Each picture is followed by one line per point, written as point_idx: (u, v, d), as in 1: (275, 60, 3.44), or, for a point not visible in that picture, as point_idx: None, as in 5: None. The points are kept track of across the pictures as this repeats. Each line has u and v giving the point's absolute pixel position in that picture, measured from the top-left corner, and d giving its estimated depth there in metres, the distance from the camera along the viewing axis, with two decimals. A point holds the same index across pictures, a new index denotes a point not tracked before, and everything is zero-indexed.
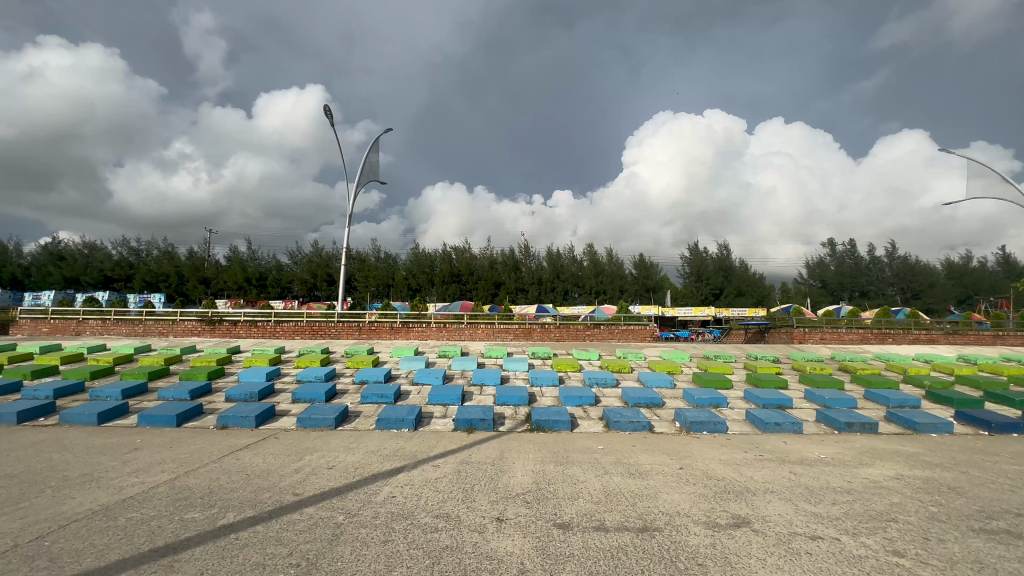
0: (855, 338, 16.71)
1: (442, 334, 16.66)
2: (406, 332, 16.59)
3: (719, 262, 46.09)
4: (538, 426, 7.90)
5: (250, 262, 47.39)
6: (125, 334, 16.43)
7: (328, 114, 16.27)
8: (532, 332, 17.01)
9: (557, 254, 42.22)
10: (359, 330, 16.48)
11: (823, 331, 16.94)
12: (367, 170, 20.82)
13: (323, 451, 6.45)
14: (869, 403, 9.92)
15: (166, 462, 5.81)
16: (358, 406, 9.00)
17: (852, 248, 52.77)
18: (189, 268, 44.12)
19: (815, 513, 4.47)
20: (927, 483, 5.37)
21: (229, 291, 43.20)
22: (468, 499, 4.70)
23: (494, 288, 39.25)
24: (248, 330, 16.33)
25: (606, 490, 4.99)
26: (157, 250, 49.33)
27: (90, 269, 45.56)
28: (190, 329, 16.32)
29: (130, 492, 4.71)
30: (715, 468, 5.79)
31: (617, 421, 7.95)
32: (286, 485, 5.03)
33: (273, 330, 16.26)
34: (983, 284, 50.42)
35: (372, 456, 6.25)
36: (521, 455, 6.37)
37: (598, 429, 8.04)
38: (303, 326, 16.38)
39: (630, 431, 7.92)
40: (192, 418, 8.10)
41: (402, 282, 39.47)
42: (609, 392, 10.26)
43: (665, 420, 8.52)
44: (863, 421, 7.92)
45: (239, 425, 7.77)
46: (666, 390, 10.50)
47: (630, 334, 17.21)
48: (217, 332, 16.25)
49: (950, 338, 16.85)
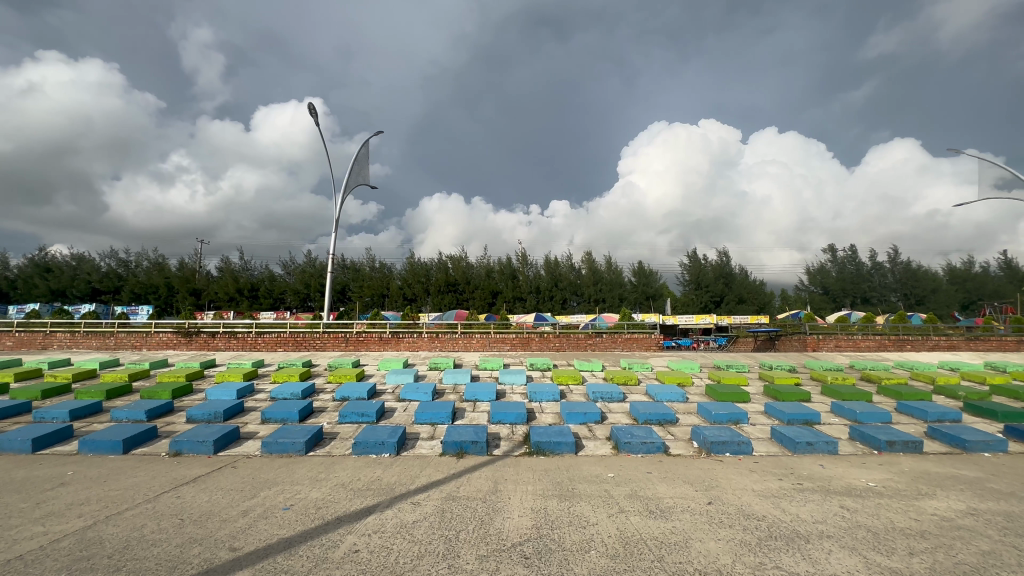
0: (872, 345, 15.79)
1: (434, 345, 15.73)
2: (396, 342, 15.61)
3: (719, 269, 45.19)
4: (538, 449, 6.93)
5: (242, 272, 46.42)
6: (95, 348, 15.38)
7: (313, 111, 15.45)
8: (530, 341, 16.07)
9: (555, 262, 41.35)
10: (346, 341, 15.52)
11: (837, 338, 16.03)
12: (356, 173, 19.96)
13: (284, 485, 5.44)
14: (903, 416, 8.98)
15: (88, 503, 4.79)
16: (335, 426, 8.00)
17: (852, 254, 52.19)
18: (178, 279, 43.13)
19: (891, 569, 3.51)
20: (1012, 522, 4.43)
21: (219, 303, 42.17)
22: (451, 554, 3.72)
23: (492, 297, 38.45)
24: (227, 342, 15.32)
25: (623, 537, 4.00)
26: (147, 262, 48.35)
27: (76, 281, 44.49)
28: (165, 341, 15.30)
29: (20, 550, 3.71)
30: (752, 505, 4.82)
31: (628, 443, 6.97)
32: (225, 536, 4.02)
33: (255, 342, 15.26)
34: (987, 288, 49.94)
35: (341, 491, 5.24)
36: (518, 487, 5.38)
37: (605, 451, 7.06)
38: (286, 337, 15.38)
39: (643, 453, 6.94)
40: (142, 444, 7.08)
41: (397, 292, 38.55)
42: (615, 407, 9.28)
43: (681, 439, 7.55)
44: (906, 439, 6.97)
45: (195, 452, 6.76)
46: (678, 404, 9.54)
47: (634, 342, 16.27)
48: (194, 345, 15.23)
49: (971, 344, 16.01)
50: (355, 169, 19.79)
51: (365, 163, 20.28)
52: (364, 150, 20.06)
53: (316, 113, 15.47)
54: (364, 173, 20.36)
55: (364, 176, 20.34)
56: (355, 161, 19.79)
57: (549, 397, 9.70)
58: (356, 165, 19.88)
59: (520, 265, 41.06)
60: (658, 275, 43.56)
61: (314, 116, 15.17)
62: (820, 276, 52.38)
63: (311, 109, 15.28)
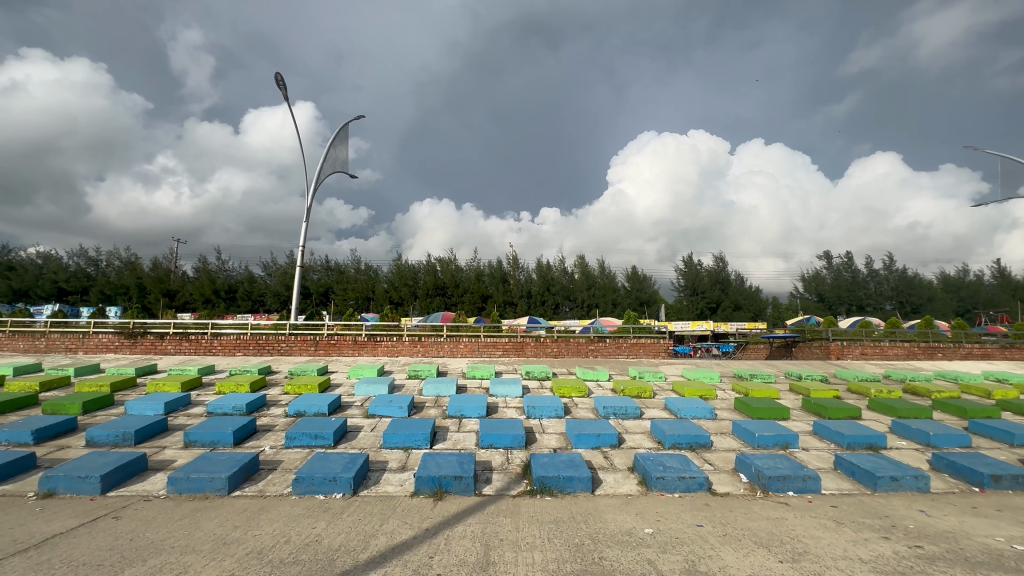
0: (901, 354, 14.31)
1: (416, 350, 13.94)
2: (372, 347, 13.80)
3: (715, 275, 43.83)
4: (542, 487, 5.21)
5: (220, 272, 44.09)
6: (22, 351, 13.35)
7: (281, 83, 13.61)
8: (525, 347, 14.32)
9: (547, 265, 39.71)
10: (315, 344, 13.67)
11: (864, 345, 14.53)
12: (332, 160, 18.10)
13: (169, 555, 3.64)
14: (979, 439, 7.41)
15: None
16: (279, 453, 6.21)
17: (848, 261, 51.38)
18: (152, 279, 40.72)
19: None
20: None
21: (194, 305, 39.83)
22: None
23: (481, 301, 36.71)
24: (177, 345, 13.36)
25: None
26: (119, 262, 45.89)
27: (42, 281, 41.88)
28: (105, 344, 13.31)
29: None
30: None
31: (662, 479, 5.28)
32: None
33: (210, 346, 13.33)
34: (981, 297, 49.37)
35: (252, 567, 3.47)
36: (520, 558, 3.64)
37: (631, 489, 5.37)
38: (247, 340, 13.47)
39: (680, 493, 5.26)
40: (6, 479, 5.20)
41: (382, 294, 36.74)
42: (632, 426, 7.60)
43: (724, 471, 5.88)
44: (1017, 473, 5.38)
45: (74, 492, 4.92)
46: (707, 422, 7.88)
47: (641, 348, 14.65)
48: (138, 348, 13.27)
49: (1007, 353, 14.59)
50: (330, 155, 17.91)
51: (342, 150, 18.45)
52: (342, 135, 18.22)
53: (285, 85, 13.56)
54: (341, 160, 18.50)
55: (340, 164, 18.47)
56: (332, 147, 17.92)
57: (551, 414, 8.01)
58: (333, 152, 18.02)
59: (511, 268, 39.43)
60: (653, 279, 42.45)
61: (282, 89, 13.29)
62: (815, 283, 51.54)
63: (278, 81, 13.38)
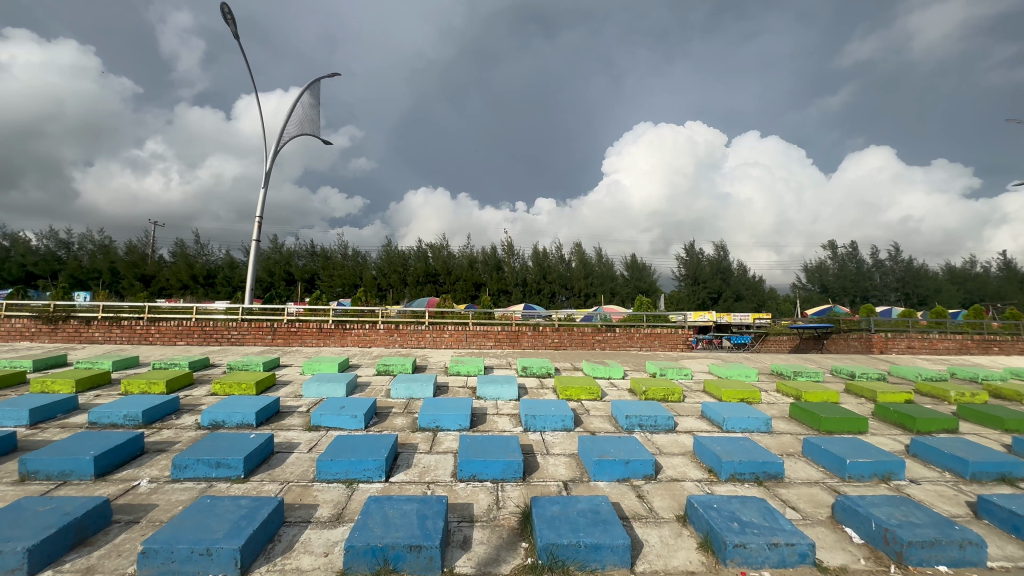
0: (951, 347, 12.47)
1: (392, 339, 11.93)
2: (341, 336, 11.78)
3: (717, 264, 41.97)
4: (551, 562, 3.22)
5: (199, 256, 41.60)
6: None
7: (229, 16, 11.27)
8: (520, 337, 12.34)
9: (543, 252, 37.52)
10: (273, 332, 11.63)
11: (910, 336, 12.71)
12: (299, 121, 15.78)
13: None
14: None
15: None
16: (156, 491, 4.16)
17: (853, 251, 49.62)
18: (125, 263, 38.24)
19: None
20: None
21: (171, 291, 37.47)
22: None
23: (473, 290, 34.78)
24: (107, 332, 11.26)
25: None
26: (91, 245, 43.26)
27: (7, 264, 39.26)
28: (19, 330, 11.17)
29: None
30: None
31: (744, 548, 3.29)
32: None
33: (145, 333, 11.22)
34: (989, 289, 47.87)
35: None
36: None
37: (693, 562, 3.37)
38: (190, 327, 11.38)
39: (771, 569, 3.29)
40: None
41: (369, 281, 34.58)
42: (667, 444, 5.62)
43: (824, 524, 3.92)
44: None
45: None
46: (764, 438, 5.92)
47: (654, 339, 12.73)
48: (60, 335, 11.17)
49: None
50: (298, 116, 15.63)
51: (311, 108, 16.08)
52: (310, 90, 15.83)
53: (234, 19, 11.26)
54: (310, 120, 16.16)
55: (309, 124, 16.14)
56: (298, 105, 15.56)
57: (555, 425, 6.02)
58: (300, 110, 15.68)
59: (505, 254, 37.33)
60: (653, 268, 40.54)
61: (229, 24, 11.01)
62: (819, 273, 49.79)
63: (225, 16, 11.05)
